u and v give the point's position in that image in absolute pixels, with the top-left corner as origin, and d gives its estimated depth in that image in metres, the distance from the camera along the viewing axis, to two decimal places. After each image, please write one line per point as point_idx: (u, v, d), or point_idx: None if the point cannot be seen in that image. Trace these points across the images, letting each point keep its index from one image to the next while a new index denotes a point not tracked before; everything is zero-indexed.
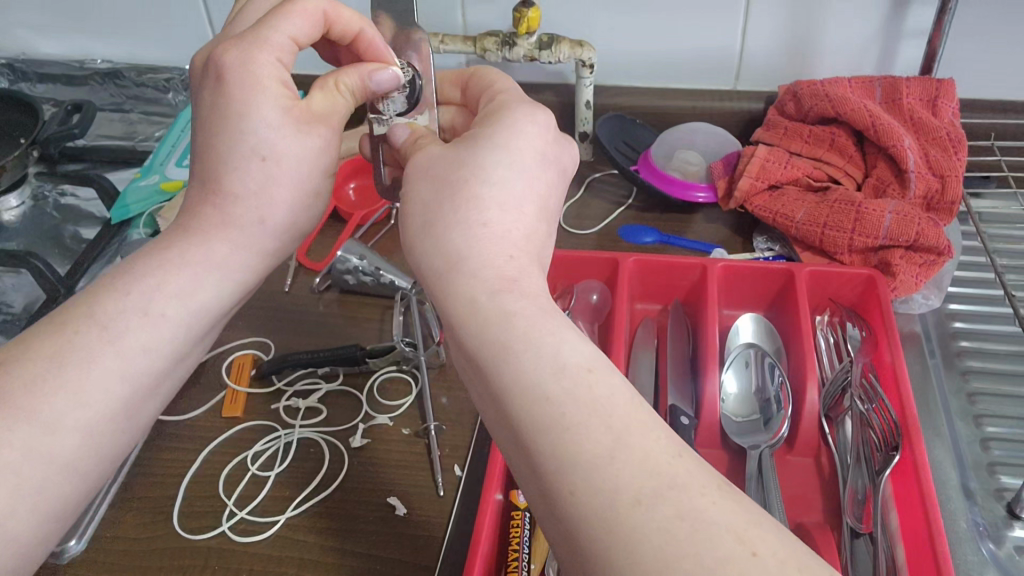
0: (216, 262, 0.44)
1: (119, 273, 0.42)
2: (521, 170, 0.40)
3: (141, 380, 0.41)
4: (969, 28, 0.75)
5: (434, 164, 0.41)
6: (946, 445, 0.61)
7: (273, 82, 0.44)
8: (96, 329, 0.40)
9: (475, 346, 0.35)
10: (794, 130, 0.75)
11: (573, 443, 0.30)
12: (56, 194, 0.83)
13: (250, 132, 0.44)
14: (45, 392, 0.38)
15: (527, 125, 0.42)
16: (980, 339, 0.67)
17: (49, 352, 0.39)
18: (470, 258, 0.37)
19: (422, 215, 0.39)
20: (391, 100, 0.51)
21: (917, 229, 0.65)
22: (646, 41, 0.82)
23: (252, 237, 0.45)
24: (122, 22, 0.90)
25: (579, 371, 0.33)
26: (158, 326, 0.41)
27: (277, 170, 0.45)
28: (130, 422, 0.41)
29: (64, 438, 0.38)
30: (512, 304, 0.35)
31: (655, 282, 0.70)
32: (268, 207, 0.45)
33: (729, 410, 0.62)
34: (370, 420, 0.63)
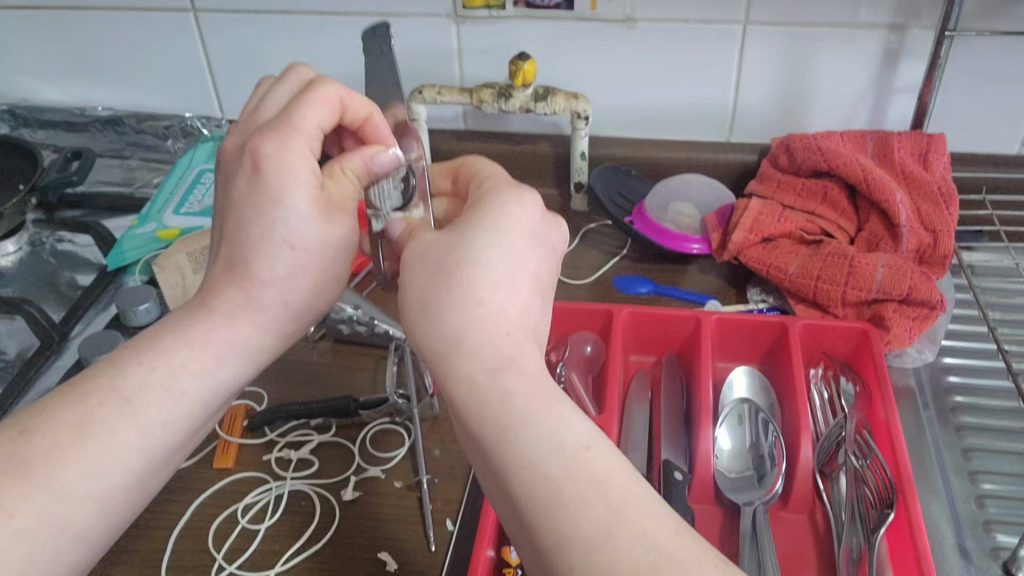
0: (236, 344, 0.44)
1: (145, 346, 0.43)
2: (513, 251, 0.39)
3: (157, 453, 0.42)
4: (959, 83, 0.76)
5: (432, 249, 0.40)
6: (941, 502, 0.60)
7: (307, 170, 0.45)
8: (119, 405, 0.41)
9: (476, 424, 0.36)
10: (788, 183, 0.75)
11: (569, 516, 0.32)
12: (53, 241, 0.84)
13: (282, 224, 0.44)
14: (65, 462, 0.39)
15: (516, 209, 0.41)
16: (977, 394, 0.67)
17: (72, 424, 0.39)
18: (468, 339, 0.37)
19: (420, 300, 0.39)
20: (387, 196, 0.51)
21: (910, 283, 0.66)
22: (641, 93, 0.83)
23: (274, 323, 0.46)
24: (124, 69, 0.91)
25: (578, 448, 0.34)
26: (179, 402, 0.42)
27: (306, 258, 0.45)
28: (141, 497, 0.42)
29: (76, 506, 0.38)
30: (510, 382, 0.36)
31: (650, 333, 0.70)
32: (292, 292, 0.46)
33: (722, 466, 0.61)
34: (362, 472, 0.63)
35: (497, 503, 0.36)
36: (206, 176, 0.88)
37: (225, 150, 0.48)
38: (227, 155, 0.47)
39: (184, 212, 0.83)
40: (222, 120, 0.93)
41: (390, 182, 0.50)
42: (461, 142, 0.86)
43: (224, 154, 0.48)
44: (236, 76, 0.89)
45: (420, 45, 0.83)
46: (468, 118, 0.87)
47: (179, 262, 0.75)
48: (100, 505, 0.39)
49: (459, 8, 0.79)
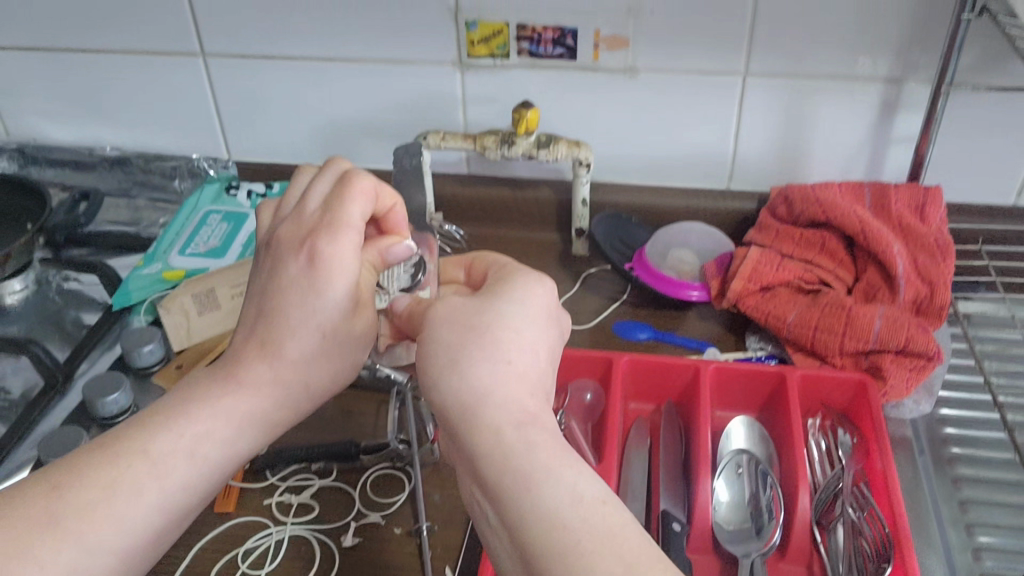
0: (256, 419, 0.47)
1: (178, 410, 0.45)
2: (535, 323, 0.42)
3: (174, 514, 0.43)
4: (954, 135, 0.77)
5: (461, 312, 0.42)
6: (938, 555, 0.61)
7: (354, 265, 0.48)
8: (147, 469, 0.42)
9: (493, 478, 0.36)
10: (786, 233, 0.76)
11: (586, 570, 0.33)
12: (59, 279, 0.85)
13: (317, 313, 0.47)
14: (92, 519, 0.40)
15: (537, 289, 0.44)
16: (974, 446, 0.68)
17: (103, 481, 0.41)
18: (491, 398, 0.38)
19: (447, 354, 0.40)
20: (396, 278, 0.56)
21: (907, 334, 0.66)
22: (642, 141, 0.84)
23: (295, 401, 0.48)
24: (132, 110, 0.93)
25: (597, 502, 0.35)
26: (201, 469, 0.44)
27: (331, 344, 0.49)
28: (157, 551, 0.43)
29: (99, 560, 0.40)
30: (534, 437, 0.37)
31: (651, 382, 0.71)
32: (315, 373, 0.48)
33: (720, 518, 0.62)
34: (361, 518, 0.63)
35: (507, 560, 0.36)
36: (212, 216, 0.89)
37: (272, 232, 0.50)
38: (277, 238, 0.49)
39: (189, 253, 0.84)
40: (229, 162, 0.94)
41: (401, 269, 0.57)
42: (464, 187, 0.88)
43: (271, 236, 0.50)
44: (243, 119, 0.91)
45: (425, 91, 0.84)
46: (471, 163, 0.88)
47: (184, 304, 0.75)
48: (112, 559, 0.41)
49: (463, 57, 0.81)
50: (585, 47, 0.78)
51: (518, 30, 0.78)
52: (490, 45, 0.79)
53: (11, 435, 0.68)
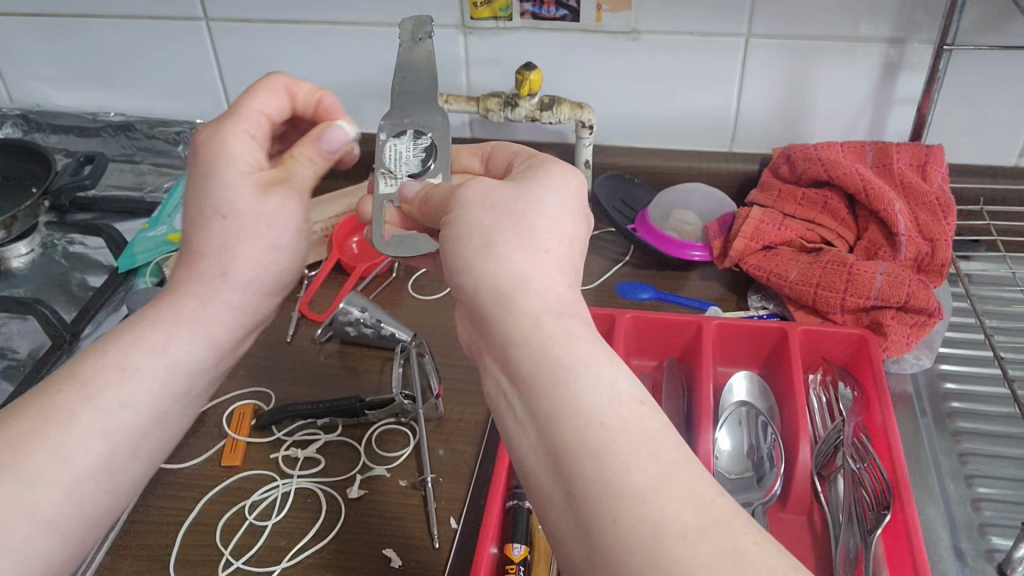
0: (178, 316, 0.46)
1: (109, 338, 0.45)
2: (571, 213, 0.43)
3: (123, 434, 0.43)
4: (957, 95, 0.78)
5: (494, 195, 0.43)
6: (937, 504, 0.62)
7: (239, 142, 0.50)
8: (78, 391, 0.42)
9: (529, 381, 0.36)
10: (788, 193, 0.77)
11: (622, 467, 0.32)
12: (65, 243, 0.86)
13: (217, 196, 0.48)
14: (28, 450, 0.40)
15: (571, 179, 0.45)
16: (973, 401, 0.68)
17: (36, 411, 0.41)
18: (529, 283, 0.39)
19: (480, 237, 0.41)
20: (403, 161, 0.53)
21: (908, 291, 0.67)
22: (644, 104, 0.84)
23: (225, 299, 0.47)
24: (136, 77, 0.93)
25: (632, 401, 0.35)
26: (133, 380, 0.44)
27: (240, 226, 0.48)
28: (112, 477, 0.42)
29: (44, 492, 0.40)
30: (572, 326, 0.37)
31: (654, 336, 0.71)
32: (236, 264, 0.48)
33: (722, 467, 0.63)
34: (367, 471, 0.64)
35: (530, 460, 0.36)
36: None
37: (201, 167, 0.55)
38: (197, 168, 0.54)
39: None
40: None
41: (410, 150, 0.53)
42: None
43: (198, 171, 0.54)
44: (247, 84, 0.91)
45: None
46: (474, 126, 0.88)
47: None
48: (61, 492, 0.40)
49: (466, 19, 0.81)
50: (588, 8, 0.78)
51: None
52: (493, 7, 0.79)
53: (19, 392, 0.68)
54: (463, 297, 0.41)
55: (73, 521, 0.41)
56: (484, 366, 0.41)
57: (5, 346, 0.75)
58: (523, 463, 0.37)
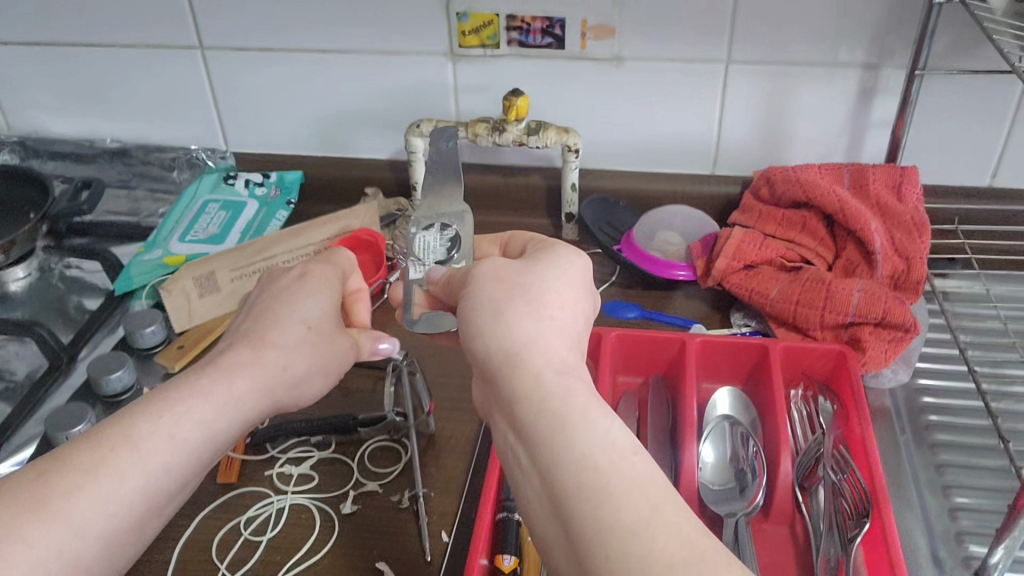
0: (237, 395, 0.49)
1: (160, 399, 0.46)
2: (579, 287, 0.46)
3: (158, 495, 0.44)
4: (930, 119, 0.80)
5: (506, 272, 0.46)
6: (915, 514, 0.63)
7: (302, 307, 0.54)
8: (129, 448, 0.43)
9: (528, 424, 0.39)
10: (768, 214, 0.79)
11: (612, 507, 0.34)
12: (62, 266, 0.87)
13: (301, 307, 0.54)
14: (78, 498, 0.40)
15: (579, 258, 0.47)
16: (951, 414, 0.70)
17: (86, 464, 0.41)
18: (533, 346, 0.41)
19: (492, 305, 0.44)
20: (430, 249, 0.55)
21: (884, 307, 0.69)
22: (629, 128, 0.86)
23: (272, 392, 0.51)
24: (132, 104, 0.95)
25: (626, 450, 0.36)
26: (181, 451, 0.45)
27: (313, 338, 0.54)
28: (140, 531, 0.43)
29: (86, 541, 0.40)
30: (574, 382, 0.40)
31: (638, 356, 0.73)
32: (292, 366, 0.53)
33: (705, 478, 0.64)
34: (360, 487, 0.65)
35: (528, 495, 0.39)
36: (211, 204, 0.92)
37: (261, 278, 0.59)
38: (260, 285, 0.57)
39: (189, 239, 0.87)
40: (226, 153, 0.96)
41: (436, 239, 0.55)
42: None
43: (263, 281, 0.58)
44: (241, 111, 0.93)
45: (418, 82, 0.87)
46: (463, 151, 0.90)
47: (186, 287, 0.77)
48: (99, 541, 0.41)
49: (455, 48, 0.83)
50: (574, 36, 0.80)
51: (508, 21, 0.81)
52: (481, 36, 0.82)
53: (17, 412, 0.70)
54: (470, 353, 0.44)
55: (97, 568, 0.41)
56: (492, 415, 0.43)
57: (3, 368, 0.77)
58: (520, 499, 0.40)
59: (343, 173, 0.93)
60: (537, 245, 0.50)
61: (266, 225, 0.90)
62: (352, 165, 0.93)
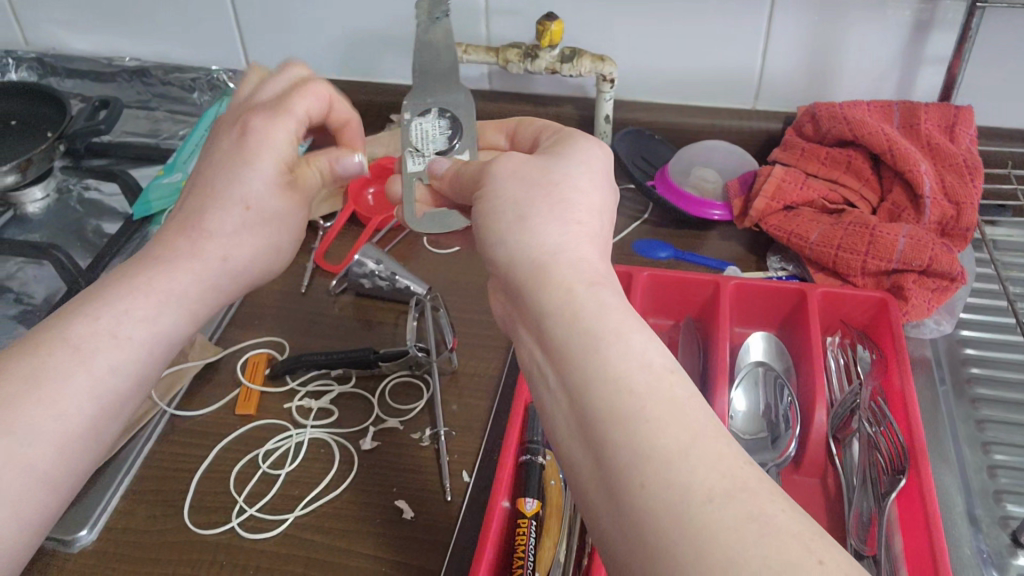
0: (178, 294, 0.48)
1: (97, 299, 0.45)
2: (598, 187, 0.43)
3: (110, 396, 0.44)
4: (989, 55, 0.75)
5: (526, 172, 0.43)
6: (954, 470, 0.61)
7: (284, 146, 0.52)
8: (71, 353, 0.43)
9: (564, 339, 0.36)
10: (812, 151, 0.75)
11: (649, 430, 0.32)
12: (80, 188, 0.85)
13: (241, 184, 0.50)
14: (25, 405, 0.41)
15: (596, 151, 0.45)
16: (992, 366, 0.68)
17: (26, 372, 0.41)
18: (561, 255, 0.39)
19: (514, 210, 0.42)
20: (431, 140, 0.55)
21: (930, 254, 0.66)
22: (667, 59, 0.82)
23: (215, 281, 0.50)
24: (151, 22, 0.92)
25: (662, 370, 0.34)
26: (122, 349, 0.45)
27: (255, 219, 0.51)
28: (98, 438, 0.44)
29: (37, 447, 0.41)
30: (606, 298, 0.37)
31: (668, 297, 0.71)
32: (236, 254, 0.51)
33: (737, 427, 0.62)
34: (380, 423, 0.64)
35: (558, 423, 0.36)
36: None
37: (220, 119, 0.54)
38: (219, 125, 0.53)
39: None
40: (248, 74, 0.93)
41: (435, 129, 0.55)
42: (486, 103, 0.87)
43: (230, 115, 0.53)
44: (263, 32, 0.89)
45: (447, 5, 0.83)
46: (493, 79, 0.87)
47: None
48: (53, 450, 0.41)
49: None
50: None
51: None
52: None
53: None
54: (496, 264, 0.42)
55: (60, 475, 0.42)
56: (519, 337, 0.41)
57: (20, 291, 0.76)
58: (547, 428, 0.37)
59: (367, 98, 0.90)
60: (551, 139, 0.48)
61: None
62: (376, 89, 0.90)
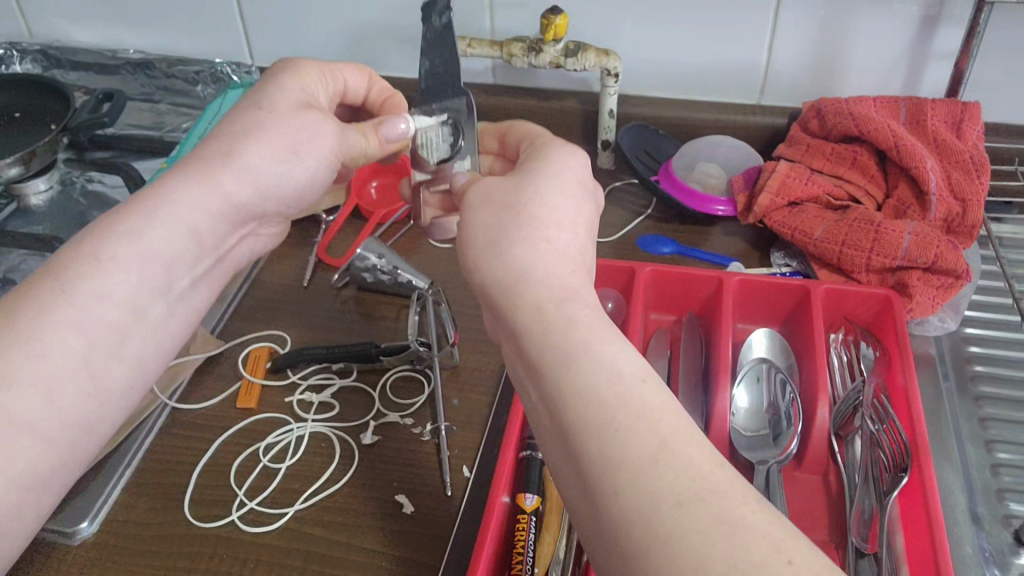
0: (178, 216, 0.47)
1: (89, 239, 0.44)
2: (574, 198, 0.43)
3: (104, 314, 0.44)
4: (996, 51, 0.75)
5: (500, 192, 0.43)
6: (956, 468, 0.61)
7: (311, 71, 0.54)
8: (54, 285, 0.43)
9: (539, 359, 0.36)
10: (817, 148, 0.75)
11: (624, 448, 0.32)
12: (83, 181, 0.85)
13: (255, 94, 0.51)
14: (4, 340, 0.40)
15: (570, 160, 0.45)
16: (997, 364, 0.67)
17: (6, 310, 0.41)
18: (531, 275, 0.39)
19: (487, 234, 0.41)
20: (435, 147, 0.53)
21: (936, 251, 0.65)
22: (672, 54, 0.82)
23: (225, 191, 0.49)
24: (156, 15, 0.92)
25: (635, 379, 0.34)
26: (108, 271, 0.44)
27: (266, 122, 0.50)
28: (94, 367, 0.44)
29: (20, 390, 0.40)
30: (575, 312, 0.37)
31: (671, 293, 0.70)
32: (246, 155, 0.49)
33: (738, 424, 0.62)
34: (380, 417, 0.64)
35: (543, 434, 0.36)
36: None
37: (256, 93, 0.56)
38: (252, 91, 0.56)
39: None
40: (252, 68, 0.93)
41: (439, 135, 0.53)
42: (490, 97, 0.86)
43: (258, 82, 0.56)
44: (267, 27, 0.89)
45: None
46: (497, 72, 0.86)
47: None
48: (41, 386, 0.41)
49: None
50: None
51: None
52: None
53: None
54: (470, 285, 0.42)
55: (63, 397, 0.42)
56: (502, 344, 0.41)
57: (23, 283, 0.76)
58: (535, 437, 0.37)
59: None
60: (531, 149, 0.47)
61: None
62: (380, 83, 0.90)
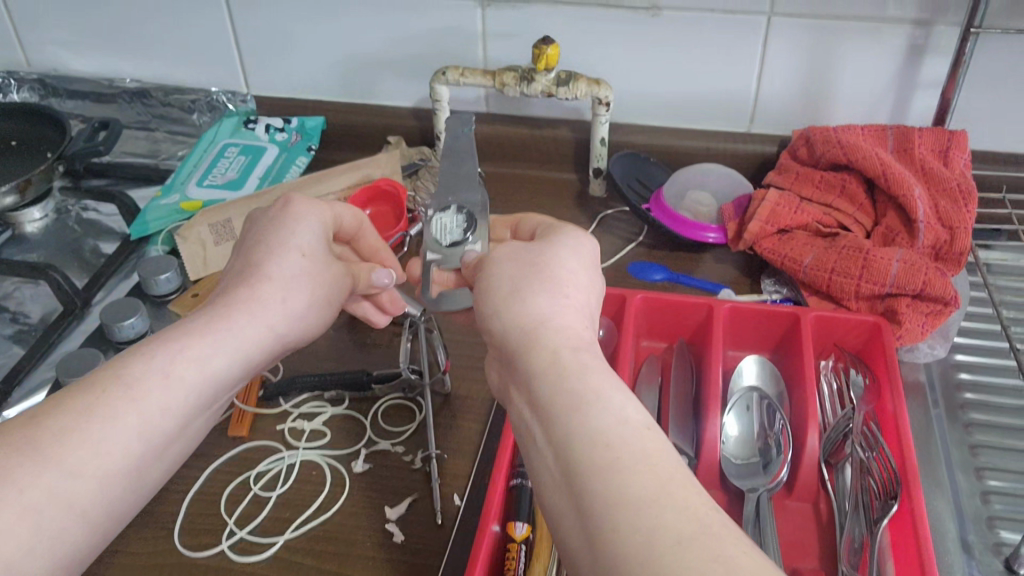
0: (236, 337, 0.47)
1: (154, 349, 0.44)
2: (587, 271, 0.44)
3: (156, 437, 0.43)
4: (981, 80, 0.76)
5: (517, 255, 0.45)
6: (947, 496, 0.61)
7: (317, 209, 0.55)
8: (120, 390, 0.42)
9: (547, 399, 0.37)
10: (806, 176, 0.76)
11: (618, 484, 0.32)
12: (78, 209, 0.86)
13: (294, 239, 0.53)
14: (72, 442, 0.39)
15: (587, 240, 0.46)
16: (987, 392, 0.68)
17: (78, 407, 0.40)
18: (549, 323, 0.40)
19: (508, 285, 0.42)
20: (448, 231, 0.53)
21: (924, 277, 0.66)
22: (663, 83, 0.83)
23: (272, 326, 0.50)
24: (152, 44, 0.93)
25: (638, 426, 0.35)
26: (178, 390, 0.44)
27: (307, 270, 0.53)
28: (140, 474, 0.42)
29: (81, 486, 0.39)
30: (586, 360, 0.38)
31: (662, 320, 0.71)
32: (290, 299, 0.51)
33: (729, 451, 0.62)
34: (372, 445, 0.64)
35: (537, 466, 0.36)
36: (230, 149, 0.90)
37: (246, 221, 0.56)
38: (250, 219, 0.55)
39: (206, 185, 0.86)
40: (247, 96, 0.94)
41: (452, 221, 0.53)
42: (483, 125, 0.87)
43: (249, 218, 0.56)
44: (263, 56, 0.90)
45: (445, 28, 0.83)
46: (490, 100, 0.87)
47: (201, 234, 0.76)
48: (96, 485, 0.40)
49: None
50: None
51: None
52: None
53: (30, 355, 0.69)
54: (485, 333, 0.43)
55: (99, 513, 0.40)
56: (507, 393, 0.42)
57: (17, 310, 0.76)
58: (530, 467, 0.37)
59: (366, 119, 0.90)
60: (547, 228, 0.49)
61: (285, 170, 0.88)
62: (374, 111, 0.91)
